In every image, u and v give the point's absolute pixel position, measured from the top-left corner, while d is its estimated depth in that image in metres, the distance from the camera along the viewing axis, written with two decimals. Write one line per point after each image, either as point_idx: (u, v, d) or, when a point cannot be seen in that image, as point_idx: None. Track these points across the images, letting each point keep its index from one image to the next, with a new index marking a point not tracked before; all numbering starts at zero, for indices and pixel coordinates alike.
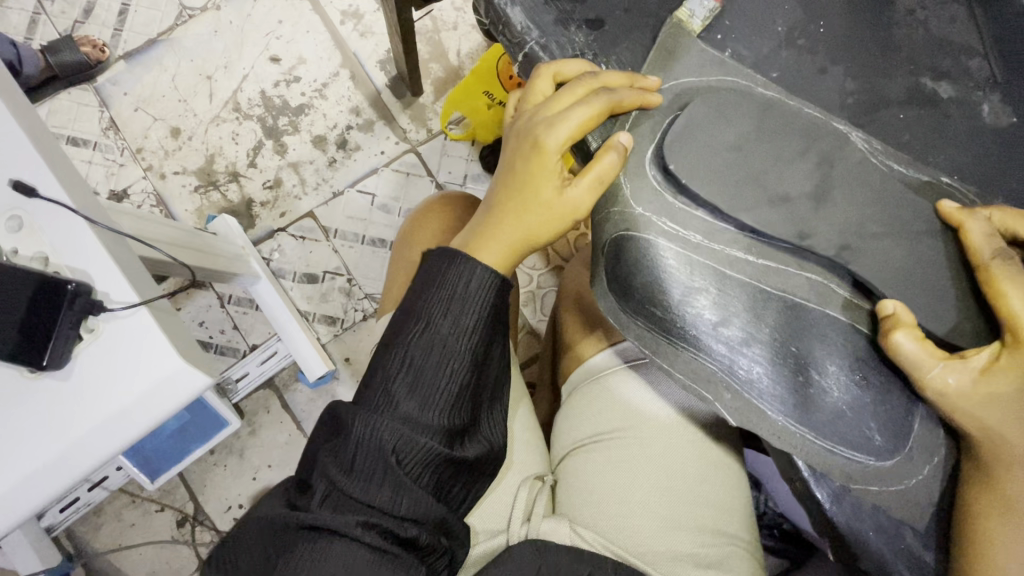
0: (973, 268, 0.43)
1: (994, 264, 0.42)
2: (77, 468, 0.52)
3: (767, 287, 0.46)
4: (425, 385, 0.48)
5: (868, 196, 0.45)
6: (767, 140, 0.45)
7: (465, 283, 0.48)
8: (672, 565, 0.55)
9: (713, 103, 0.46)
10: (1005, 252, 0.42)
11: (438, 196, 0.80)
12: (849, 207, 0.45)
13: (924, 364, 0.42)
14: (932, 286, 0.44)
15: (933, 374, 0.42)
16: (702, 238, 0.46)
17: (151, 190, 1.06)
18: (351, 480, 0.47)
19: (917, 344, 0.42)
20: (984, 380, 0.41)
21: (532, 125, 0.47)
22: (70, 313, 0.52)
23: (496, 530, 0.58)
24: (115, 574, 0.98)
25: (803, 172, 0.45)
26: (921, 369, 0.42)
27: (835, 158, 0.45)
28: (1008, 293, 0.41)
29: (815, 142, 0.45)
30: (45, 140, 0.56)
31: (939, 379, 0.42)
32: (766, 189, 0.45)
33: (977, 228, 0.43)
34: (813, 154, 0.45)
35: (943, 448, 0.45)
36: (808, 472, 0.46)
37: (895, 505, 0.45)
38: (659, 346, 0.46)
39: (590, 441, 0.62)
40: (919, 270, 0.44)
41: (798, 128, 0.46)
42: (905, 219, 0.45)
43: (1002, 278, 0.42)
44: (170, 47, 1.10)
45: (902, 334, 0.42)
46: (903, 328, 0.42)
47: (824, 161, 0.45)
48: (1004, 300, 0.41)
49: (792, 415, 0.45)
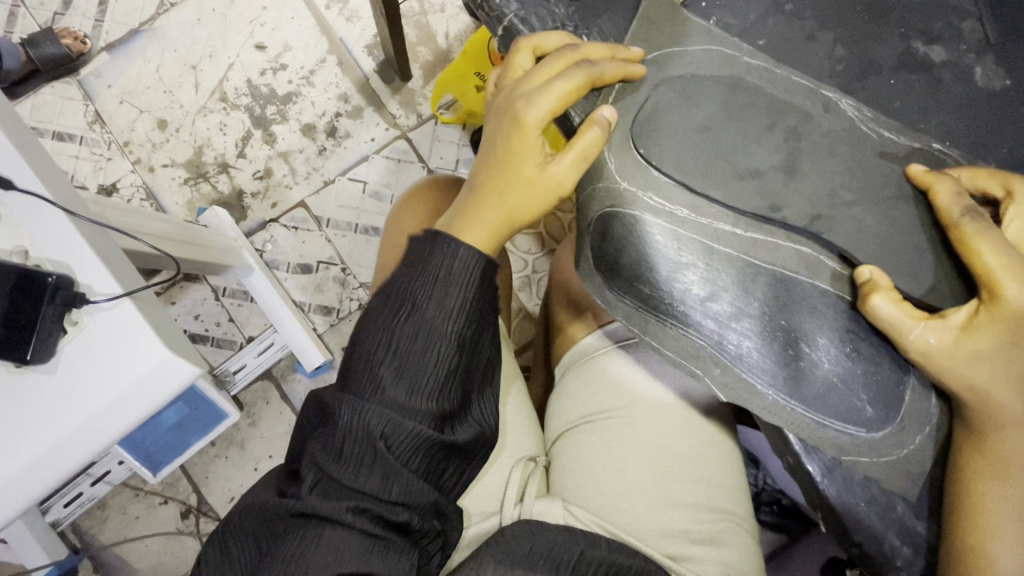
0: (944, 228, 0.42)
1: (965, 222, 0.41)
2: (70, 460, 0.52)
3: (756, 261, 0.45)
4: (412, 369, 0.48)
5: (837, 164, 0.44)
6: (733, 118, 0.45)
7: (448, 265, 0.47)
8: (666, 543, 0.55)
9: (677, 87, 0.45)
10: (976, 209, 0.41)
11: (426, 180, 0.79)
12: (820, 176, 0.44)
13: (904, 326, 0.41)
14: (909, 253, 0.44)
15: (914, 335, 0.41)
16: (689, 212, 0.45)
17: (140, 184, 1.04)
18: (340, 466, 0.47)
19: (895, 306, 0.41)
20: (966, 337, 0.40)
21: (512, 100, 0.46)
22: (53, 305, 0.51)
23: (489, 511, 0.57)
24: (122, 566, 0.99)
25: (774, 144, 0.44)
26: (903, 331, 0.41)
27: (806, 130, 0.45)
28: (980, 249, 0.40)
29: (782, 117, 0.45)
30: (22, 133, 0.55)
31: (920, 340, 0.41)
32: (738, 163, 0.44)
33: (945, 188, 0.42)
34: (781, 130, 0.45)
35: (934, 418, 0.45)
36: (800, 446, 0.45)
37: (887, 475, 0.45)
38: (648, 324, 0.46)
39: (583, 421, 0.62)
40: (894, 239, 0.44)
41: (764, 104, 0.45)
42: (882, 186, 0.44)
43: (971, 235, 0.40)
44: (152, 36, 1.08)
45: (880, 298, 0.41)
46: (881, 291, 0.42)
47: (792, 135, 0.45)
48: (977, 257, 0.40)
49: (783, 388, 0.45)
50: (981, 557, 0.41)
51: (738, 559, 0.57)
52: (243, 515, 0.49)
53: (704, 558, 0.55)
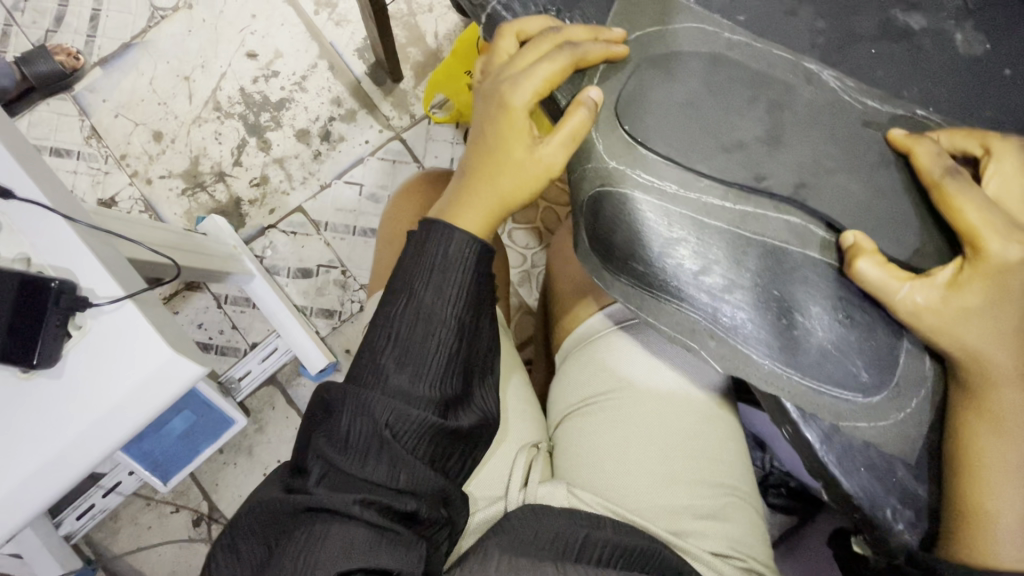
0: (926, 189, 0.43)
1: (946, 181, 0.42)
2: (80, 462, 0.53)
3: (746, 233, 0.46)
4: (413, 357, 0.48)
5: (820, 133, 0.45)
6: (715, 93, 0.46)
7: (444, 251, 0.48)
8: (671, 519, 0.56)
9: (659, 65, 0.46)
10: (956, 169, 0.42)
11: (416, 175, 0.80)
12: (802, 146, 0.45)
13: (891, 287, 0.42)
14: (894, 216, 0.45)
15: (902, 295, 0.42)
16: (677, 188, 0.46)
17: (138, 196, 1.05)
18: (346, 456, 0.47)
19: (880, 268, 0.42)
20: (953, 294, 0.41)
21: (498, 84, 0.46)
22: (57, 310, 0.52)
23: (495, 496, 0.58)
24: None
25: (757, 116, 0.45)
26: (890, 291, 0.42)
27: (787, 102, 0.46)
28: (962, 207, 0.41)
29: (763, 90, 0.46)
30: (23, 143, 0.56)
31: (908, 299, 0.42)
32: (722, 137, 0.45)
33: (925, 150, 0.43)
34: (763, 102, 0.45)
35: (929, 380, 0.45)
36: (797, 413, 0.45)
37: (885, 440, 0.45)
38: (644, 301, 0.47)
39: (584, 404, 0.62)
40: (878, 204, 0.45)
41: (745, 77, 0.46)
42: (864, 153, 0.45)
43: (952, 194, 0.42)
44: (145, 49, 1.09)
45: (865, 262, 0.42)
46: (864, 255, 0.42)
47: (775, 107, 0.45)
48: (959, 215, 0.41)
49: (778, 357, 0.45)
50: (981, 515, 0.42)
51: (743, 532, 0.57)
52: (248, 514, 0.49)
53: (708, 533, 0.56)
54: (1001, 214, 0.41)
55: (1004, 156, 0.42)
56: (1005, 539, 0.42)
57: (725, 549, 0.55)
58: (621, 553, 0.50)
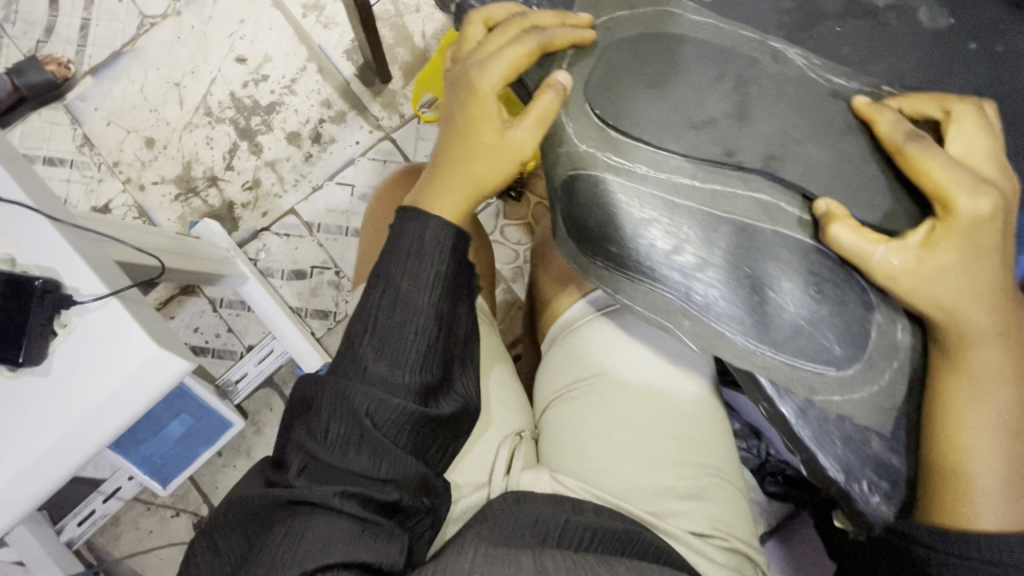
0: (891, 155, 0.44)
1: (909, 145, 0.42)
2: (71, 458, 0.53)
3: (717, 211, 0.46)
4: (392, 347, 0.47)
5: (788, 106, 0.46)
6: (682, 70, 0.46)
7: (420, 239, 0.47)
8: (653, 500, 0.56)
9: (625, 47, 0.47)
10: (917, 132, 0.42)
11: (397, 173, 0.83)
12: (770, 119, 0.46)
13: (867, 249, 0.42)
14: (861, 184, 0.45)
15: (878, 257, 0.42)
16: (647, 168, 0.46)
17: (131, 203, 1.06)
18: (326, 447, 0.47)
19: (854, 233, 0.43)
20: (927, 254, 0.41)
21: (466, 69, 0.47)
22: (42, 308, 0.53)
23: (478, 483, 0.58)
24: None
25: (724, 92, 0.46)
26: (865, 254, 0.42)
27: (754, 76, 0.46)
28: (928, 168, 0.41)
29: (729, 65, 0.46)
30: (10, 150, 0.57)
31: (884, 261, 0.42)
32: (689, 113, 0.46)
33: (885, 118, 0.43)
34: (729, 78, 0.46)
35: (902, 353, 0.46)
36: (771, 388, 0.46)
37: (860, 413, 0.46)
38: (619, 283, 0.47)
39: (568, 390, 0.63)
40: (845, 174, 0.45)
41: (710, 54, 0.46)
42: (830, 125, 0.46)
43: (915, 156, 0.42)
44: (135, 57, 1.09)
45: (839, 226, 0.43)
46: (839, 221, 0.43)
47: (741, 82, 0.46)
48: (925, 176, 0.42)
49: (751, 333, 0.46)
50: (961, 480, 0.43)
51: (726, 512, 0.58)
52: (232, 508, 0.49)
53: (689, 513, 0.56)
54: (967, 172, 0.41)
55: (962, 117, 0.43)
56: (984, 502, 0.43)
57: (707, 530, 0.56)
58: (598, 536, 0.50)
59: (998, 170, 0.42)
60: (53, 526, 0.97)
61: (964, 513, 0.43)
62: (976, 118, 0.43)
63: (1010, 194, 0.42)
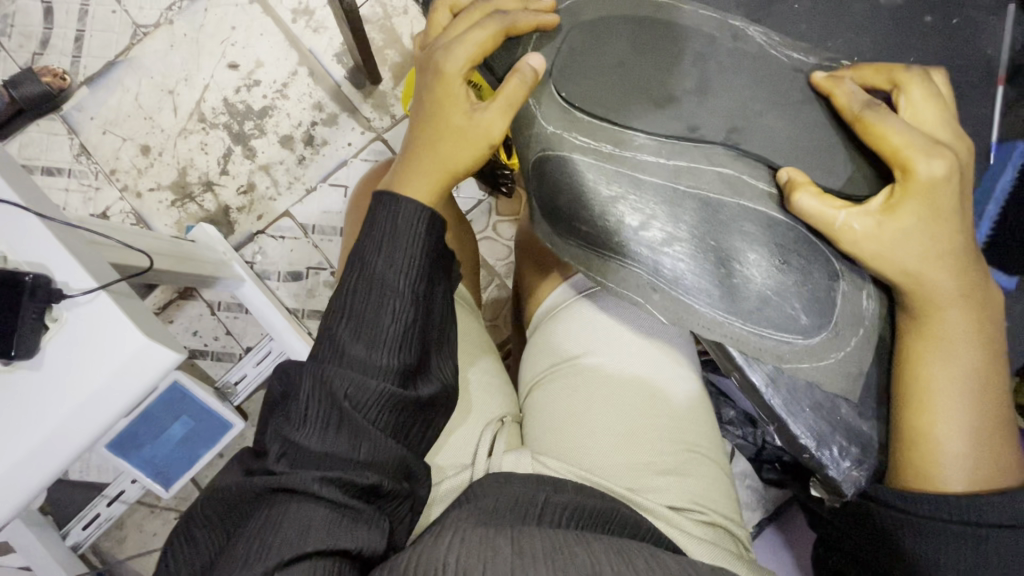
0: (851, 124, 0.46)
1: (866, 114, 0.45)
2: (66, 449, 0.54)
3: (681, 186, 0.50)
4: (368, 327, 0.47)
5: (747, 78, 0.49)
6: (643, 51, 0.49)
7: (394, 220, 0.48)
8: (633, 476, 0.57)
9: (588, 31, 0.49)
10: (873, 101, 0.45)
11: (371, 173, 0.84)
12: (729, 92, 0.49)
13: (829, 215, 0.45)
14: (818, 149, 0.48)
15: (840, 222, 0.45)
16: (613, 147, 0.50)
17: (129, 209, 1.08)
18: (305, 431, 0.45)
19: (816, 200, 0.45)
20: (888, 219, 0.44)
21: (433, 54, 0.49)
22: (32, 304, 0.54)
23: (462, 465, 0.59)
24: None
25: (686, 67, 0.49)
26: (828, 219, 0.45)
27: (715, 50, 0.49)
28: (886, 133, 0.44)
29: (689, 44, 0.49)
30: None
31: (847, 225, 0.44)
32: (649, 92, 0.49)
33: (843, 90, 0.46)
34: (689, 55, 0.49)
35: (868, 322, 0.49)
36: (741, 358, 0.50)
37: (824, 378, 0.49)
38: (591, 261, 0.51)
39: (550, 371, 0.64)
40: (799, 142, 0.48)
41: (672, 33, 0.49)
42: (788, 92, 0.49)
43: (874, 124, 0.44)
44: (130, 66, 1.11)
45: (802, 194, 0.45)
46: (801, 188, 0.46)
47: (700, 59, 0.49)
48: (884, 141, 0.44)
49: (721, 305, 0.49)
50: (926, 443, 0.45)
51: (706, 487, 0.59)
52: (207, 502, 0.47)
53: (667, 488, 0.57)
54: (921, 136, 0.43)
55: (911, 87, 0.45)
56: (951, 463, 0.45)
57: (685, 504, 0.57)
58: (579, 513, 0.50)
59: (950, 135, 0.45)
60: (56, 531, 0.97)
61: (933, 475, 0.45)
62: (926, 87, 0.45)
63: (964, 155, 0.44)
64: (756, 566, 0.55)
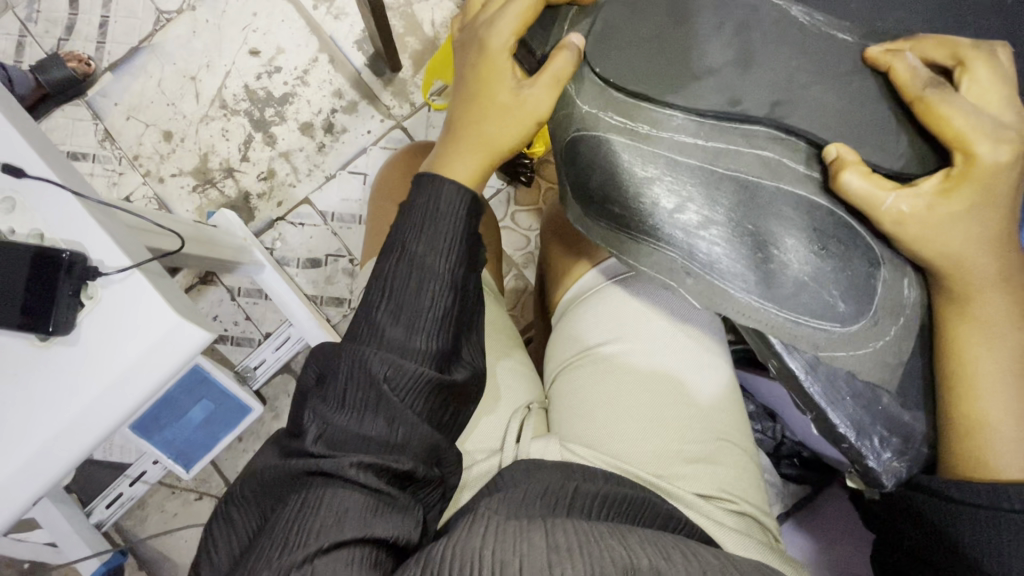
0: (910, 102, 0.46)
1: (929, 93, 0.44)
2: (96, 428, 0.54)
3: (718, 168, 0.49)
4: (408, 310, 0.47)
5: (790, 50, 0.48)
6: (681, 22, 0.49)
7: (434, 203, 0.48)
8: (661, 463, 0.57)
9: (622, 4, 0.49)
10: (936, 79, 0.44)
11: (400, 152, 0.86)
12: (774, 65, 0.48)
13: (876, 197, 0.45)
14: (864, 123, 0.47)
15: (889, 204, 0.45)
16: (649, 128, 0.49)
17: (152, 195, 1.09)
18: (345, 414, 0.46)
19: (862, 180, 0.45)
20: (939, 201, 0.44)
21: (477, 30, 0.49)
22: (69, 280, 0.54)
23: (491, 451, 0.60)
24: (164, 561, 1.03)
25: (711, 45, 0.48)
26: (875, 201, 0.45)
27: (750, 27, 0.48)
28: (949, 115, 0.44)
29: (730, 13, 0.49)
30: (35, 133, 0.58)
31: (894, 208, 0.45)
32: (683, 70, 0.48)
33: (903, 65, 0.46)
34: (731, 24, 0.48)
35: (907, 311, 0.49)
36: (780, 346, 0.49)
37: (861, 368, 0.49)
38: (623, 244, 0.51)
39: (577, 356, 0.64)
40: (838, 120, 0.48)
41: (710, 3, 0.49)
42: (830, 69, 0.48)
43: (937, 103, 0.44)
44: (152, 53, 1.11)
45: (849, 173, 0.45)
46: (850, 168, 0.45)
47: (743, 29, 0.48)
48: (945, 122, 0.44)
49: (757, 291, 0.49)
50: (980, 430, 0.45)
51: (736, 476, 0.58)
52: (244, 483, 0.47)
53: (697, 475, 0.56)
54: (986, 119, 0.43)
55: (976, 65, 0.45)
56: (1005, 451, 0.44)
57: (715, 493, 0.56)
58: (609, 502, 0.49)
59: (1016, 115, 0.45)
60: (82, 509, 0.99)
61: (988, 462, 0.45)
62: (990, 64, 0.45)
63: None
64: (789, 557, 0.54)
